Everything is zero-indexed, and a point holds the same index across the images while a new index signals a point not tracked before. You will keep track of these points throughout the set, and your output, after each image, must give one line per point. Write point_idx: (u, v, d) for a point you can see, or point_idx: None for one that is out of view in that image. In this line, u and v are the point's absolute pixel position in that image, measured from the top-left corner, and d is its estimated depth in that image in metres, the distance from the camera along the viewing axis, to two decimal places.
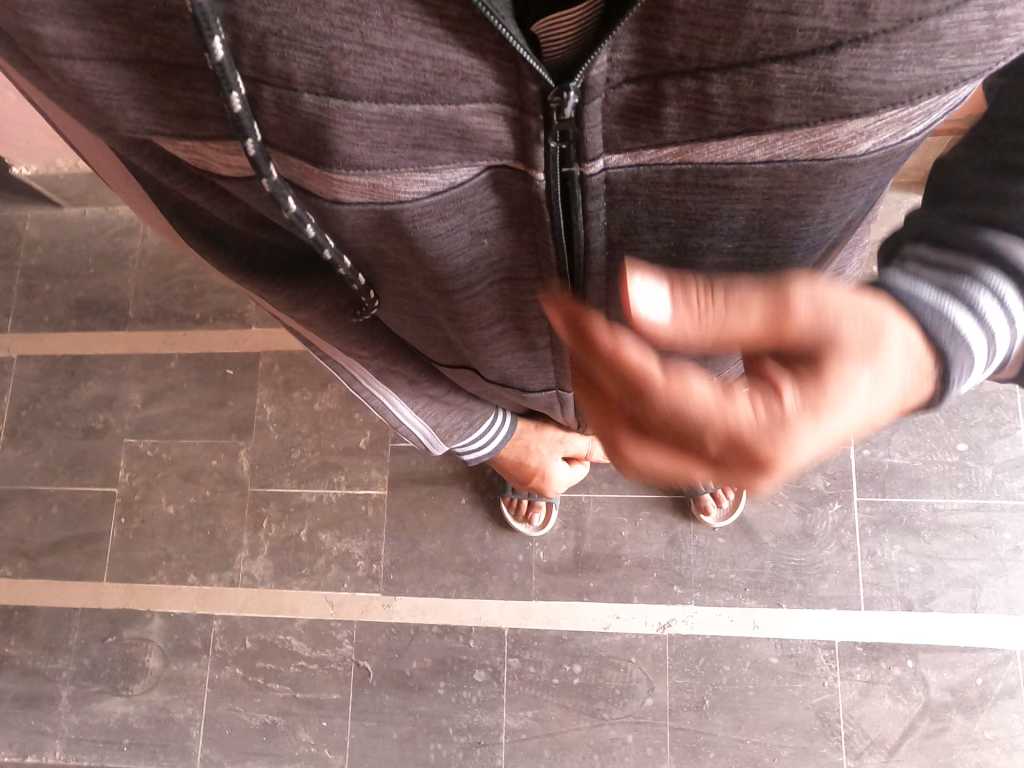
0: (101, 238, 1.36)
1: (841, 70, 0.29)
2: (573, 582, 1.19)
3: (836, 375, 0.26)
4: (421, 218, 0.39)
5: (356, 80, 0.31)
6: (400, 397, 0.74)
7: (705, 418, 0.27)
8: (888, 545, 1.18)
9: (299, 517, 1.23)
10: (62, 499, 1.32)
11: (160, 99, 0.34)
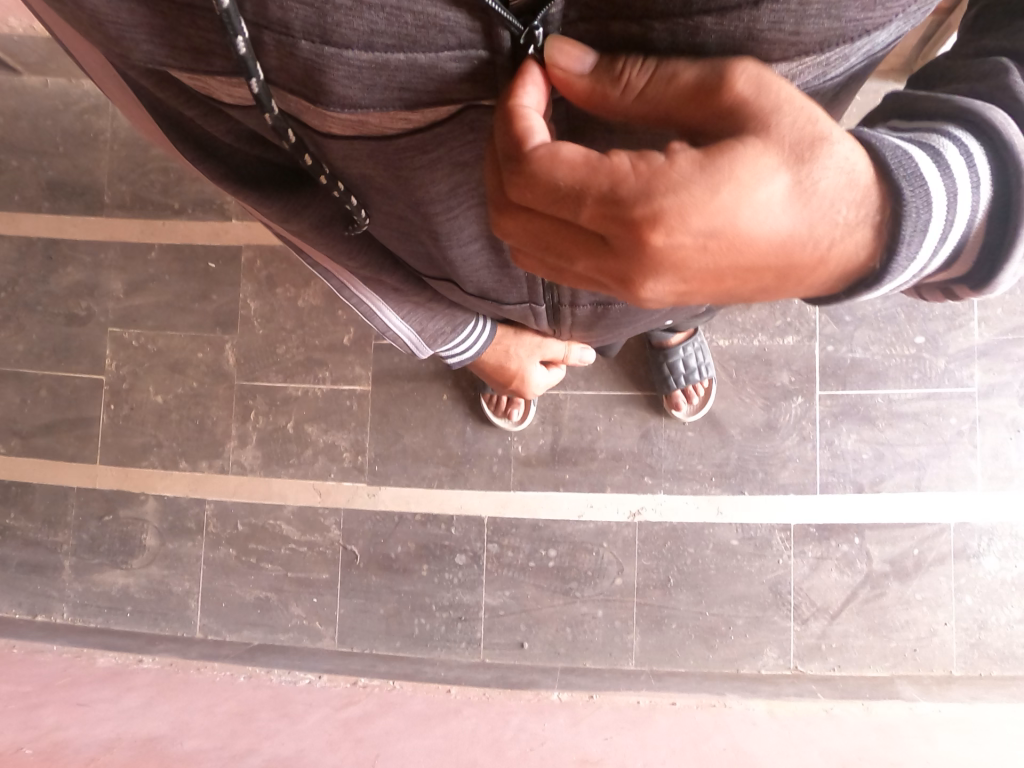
0: (67, 114, 1.30)
1: (764, 22, 0.32)
2: (549, 474, 1.24)
3: (736, 149, 0.29)
4: (411, 148, 0.42)
5: (346, 30, 0.33)
6: (386, 304, 0.76)
7: (584, 164, 0.30)
8: (845, 434, 1.23)
9: (286, 409, 1.26)
10: (50, 383, 1.33)
11: (171, 33, 0.36)
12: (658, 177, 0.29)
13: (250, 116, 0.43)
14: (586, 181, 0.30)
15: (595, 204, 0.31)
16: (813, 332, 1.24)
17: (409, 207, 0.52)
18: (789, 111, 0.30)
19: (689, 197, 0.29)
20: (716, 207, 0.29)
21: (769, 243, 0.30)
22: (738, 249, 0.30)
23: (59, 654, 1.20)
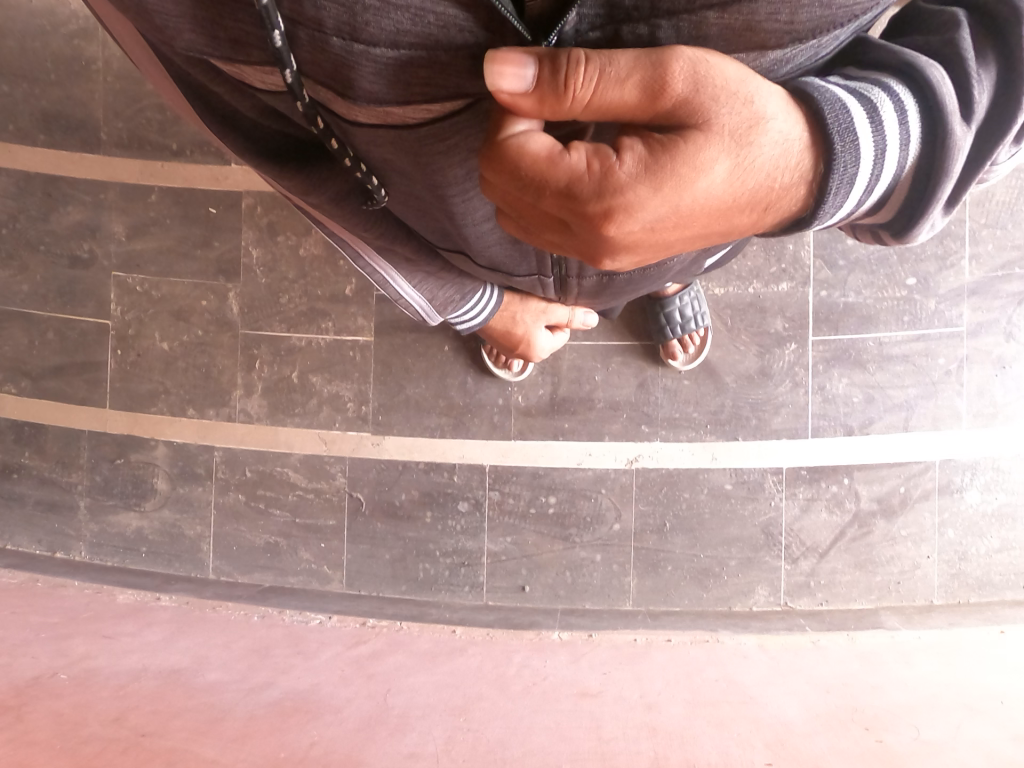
0: (56, 37, 1.27)
1: (760, 14, 0.37)
2: (549, 424, 1.26)
3: (683, 147, 0.36)
4: (429, 136, 0.46)
5: (374, 29, 0.37)
6: (400, 273, 0.82)
7: (559, 169, 0.36)
8: (836, 379, 1.24)
9: (290, 359, 1.27)
10: (57, 326, 1.35)
11: (210, 23, 0.40)
12: (613, 181, 0.36)
13: (279, 99, 0.47)
14: (557, 184, 0.37)
15: (563, 199, 0.37)
16: (806, 279, 1.23)
17: (424, 186, 0.56)
18: (723, 100, 0.35)
19: (639, 196, 0.36)
20: (663, 201, 0.36)
21: (709, 214, 0.38)
22: (683, 219, 0.38)
23: (82, 591, 1.26)
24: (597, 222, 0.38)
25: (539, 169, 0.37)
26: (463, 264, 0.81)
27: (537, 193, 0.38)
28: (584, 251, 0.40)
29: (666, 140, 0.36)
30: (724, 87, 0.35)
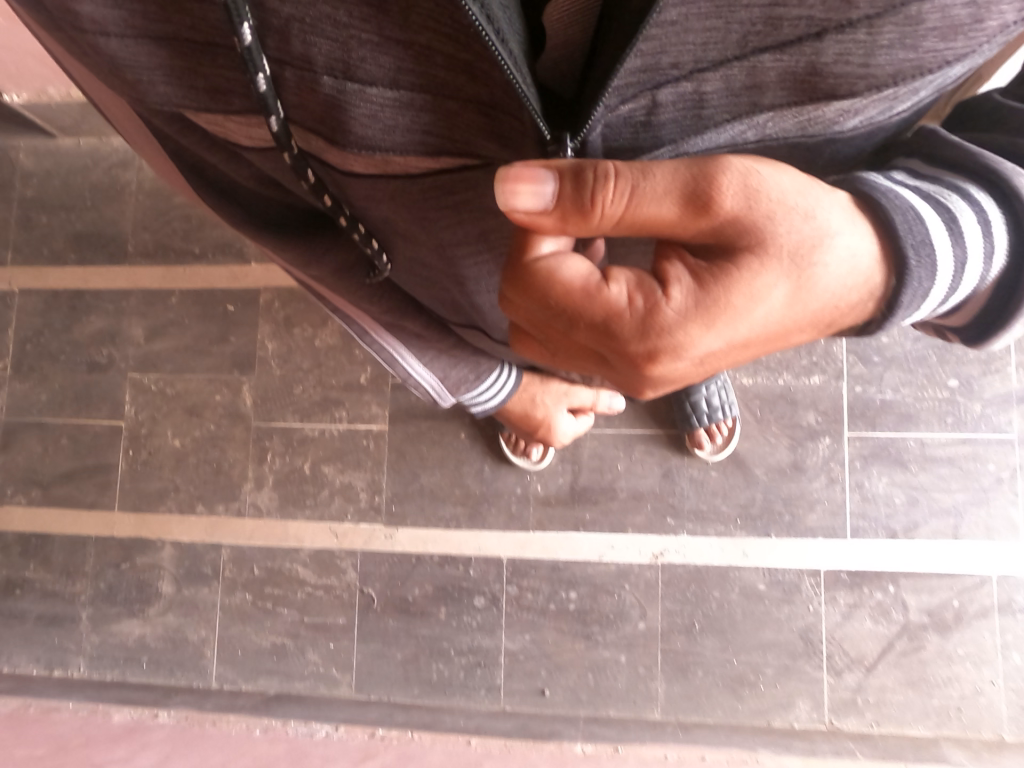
0: (97, 172, 1.34)
1: (827, 54, 0.36)
2: (569, 514, 1.22)
3: (735, 280, 0.35)
4: (430, 189, 0.46)
5: (371, 67, 0.37)
6: (409, 351, 0.78)
7: (595, 302, 0.37)
8: (876, 477, 1.21)
9: (302, 449, 1.26)
10: (71, 430, 1.34)
11: (188, 75, 0.39)
12: (657, 314, 0.36)
13: (269, 161, 0.47)
14: (595, 317, 0.37)
15: (604, 333, 0.38)
16: (840, 372, 1.23)
17: (437, 244, 0.55)
18: (777, 219, 0.35)
19: (686, 326, 0.36)
20: (712, 329, 0.36)
21: (765, 338, 0.37)
22: (735, 347, 0.37)
23: (76, 714, 1.20)
24: (641, 355, 0.37)
25: (575, 301, 0.37)
26: (477, 340, 0.80)
27: (575, 323, 0.38)
28: (627, 383, 0.40)
29: (713, 267, 0.35)
30: (775, 206, 0.35)
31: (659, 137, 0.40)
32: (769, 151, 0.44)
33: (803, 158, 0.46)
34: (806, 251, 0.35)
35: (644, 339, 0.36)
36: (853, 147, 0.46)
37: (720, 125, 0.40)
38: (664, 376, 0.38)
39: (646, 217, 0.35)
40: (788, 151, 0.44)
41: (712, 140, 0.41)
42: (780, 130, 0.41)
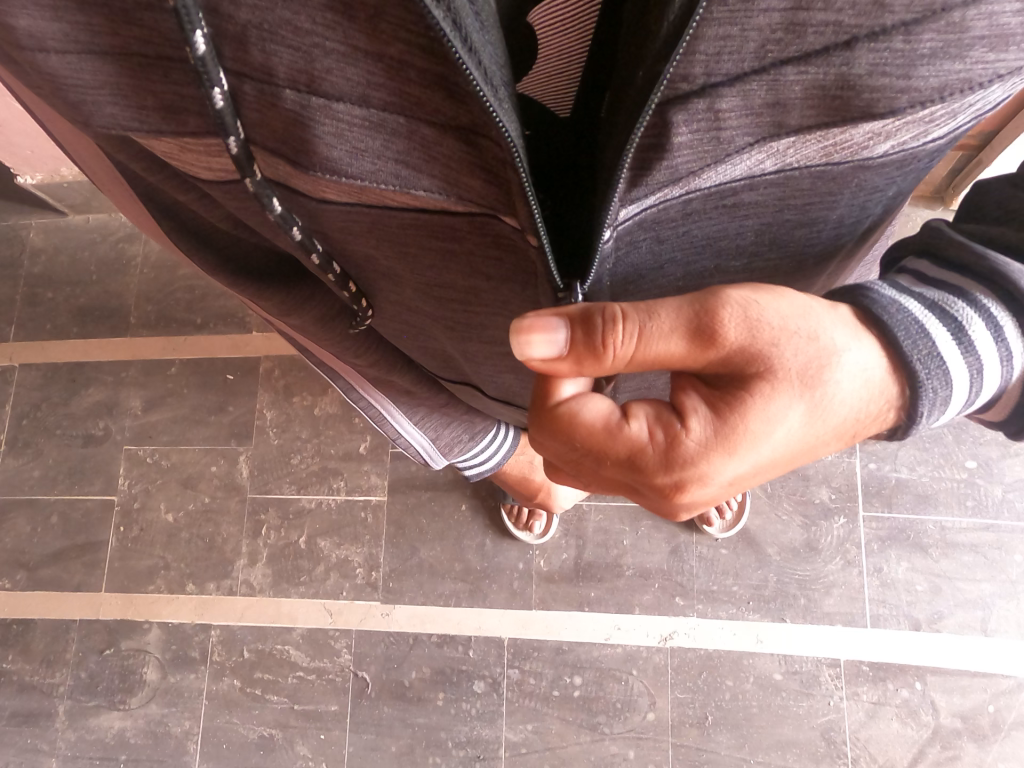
0: (103, 245, 1.36)
1: (859, 66, 0.29)
2: (573, 592, 1.18)
3: (751, 409, 0.33)
4: (413, 224, 0.39)
5: (337, 80, 0.30)
6: (400, 411, 0.75)
7: (618, 442, 0.35)
8: (895, 562, 1.17)
9: (299, 523, 1.23)
10: (61, 508, 1.29)
11: (139, 94, 0.32)
12: (678, 447, 0.34)
13: (232, 197, 0.40)
14: (621, 455, 0.36)
15: (630, 468, 0.36)
16: (853, 448, 1.21)
17: (424, 289, 0.49)
18: (782, 345, 0.33)
19: (710, 455, 0.34)
20: (736, 455, 0.34)
21: (792, 457, 0.36)
22: (769, 465, 0.36)
23: None
24: (671, 485, 0.36)
25: (597, 441, 0.36)
26: (472, 400, 0.77)
27: (600, 461, 0.37)
28: (661, 512, 0.39)
29: (727, 396, 0.34)
30: (782, 327, 0.33)
31: (673, 172, 0.32)
32: (791, 188, 0.36)
33: (833, 197, 0.38)
34: (824, 370, 0.33)
35: (670, 472, 0.35)
36: (883, 185, 0.39)
37: (740, 153, 0.32)
38: (700, 500, 0.37)
39: (651, 355, 0.33)
40: (818, 186, 0.37)
41: (729, 174, 0.34)
42: (804, 161, 0.34)
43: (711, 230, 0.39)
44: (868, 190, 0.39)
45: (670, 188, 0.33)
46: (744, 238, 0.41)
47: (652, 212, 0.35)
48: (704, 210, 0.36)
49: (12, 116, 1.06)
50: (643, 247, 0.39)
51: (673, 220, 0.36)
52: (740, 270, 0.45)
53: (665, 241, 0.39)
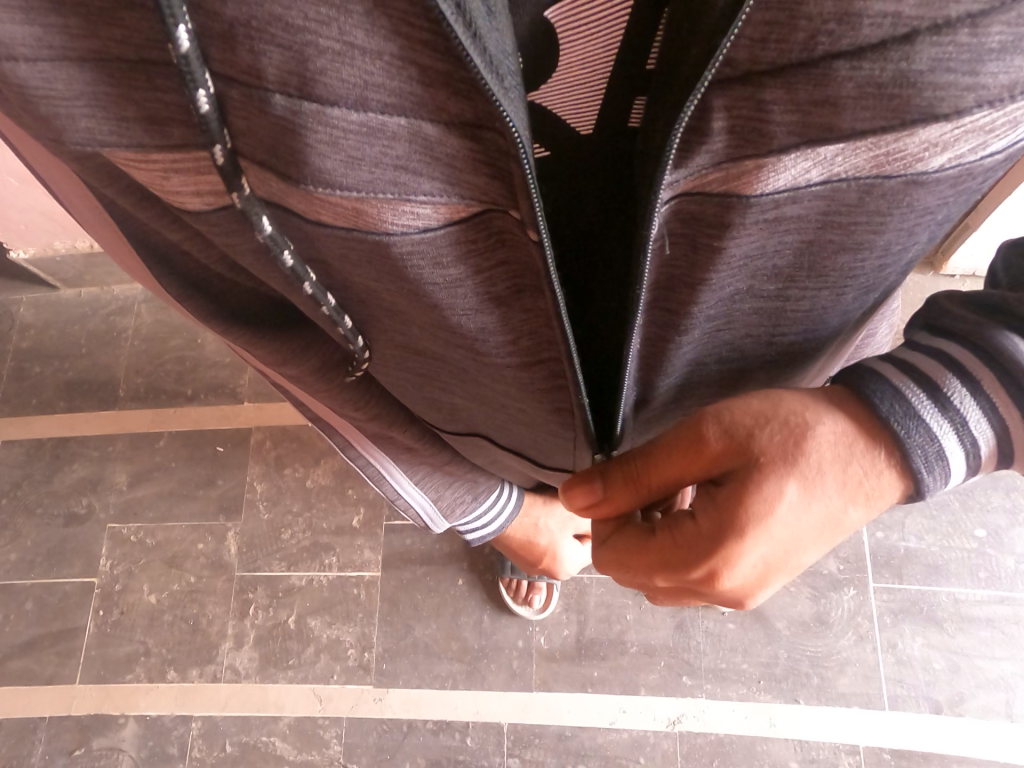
0: (94, 318, 1.36)
1: (921, 62, 0.26)
2: (575, 672, 1.12)
3: (747, 492, 0.34)
4: (413, 256, 0.32)
5: (333, 82, 0.24)
6: (400, 471, 0.72)
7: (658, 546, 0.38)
8: (910, 637, 1.13)
9: (287, 602, 1.17)
10: (37, 593, 1.22)
11: (116, 103, 0.27)
12: (698, 539, 0.35)
13: (217, 230, 0.34)
14: (662, 556, 0.38)
15: (671, 568, 0.37)
16: None
17: (430, 339, 0.44)
18: (761, 430, 0.34)
19: (731, 539, 0.34)
20: (760, 531, 0.34)
21: (814, 534, 0.34)
22: (808, 541, 0.34)
23: None
24: (711, 575, 0.35)
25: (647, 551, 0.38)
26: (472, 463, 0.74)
27: (654, 570, 0.39)
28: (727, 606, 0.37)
29: (726, 487, 0.34)
30: (760, 416, 0.34)
31: (715, 158, 0.29)
32: (836, 200, 0.33)
33: (882, 216, 0.35)
34: (809, 440, 0.33)
35: (701, 560, 0.35)
36: (936, 205, 0.35)
37: (785, 156, 0.29)
38: (753, 586, 0.36)
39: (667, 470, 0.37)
40: (865, 202, 0.33)
41: (773, 183, 0.31)
42: (851, 170, 0.31)
43: (748, 246, 0.36)
44: (919, 211, 0.35)
45: (708, 179, 0.30)
46: (777, 260, 0.38)
47: (688, 205, 0.32)
48: (743, 222, 0.33)
49: (14, 191, 1.08)
50: (675, 253, 0.37)
51: (712, 224, 0.34)
52: (764, 298, 0.42)
53: (700, 251, 0.36)
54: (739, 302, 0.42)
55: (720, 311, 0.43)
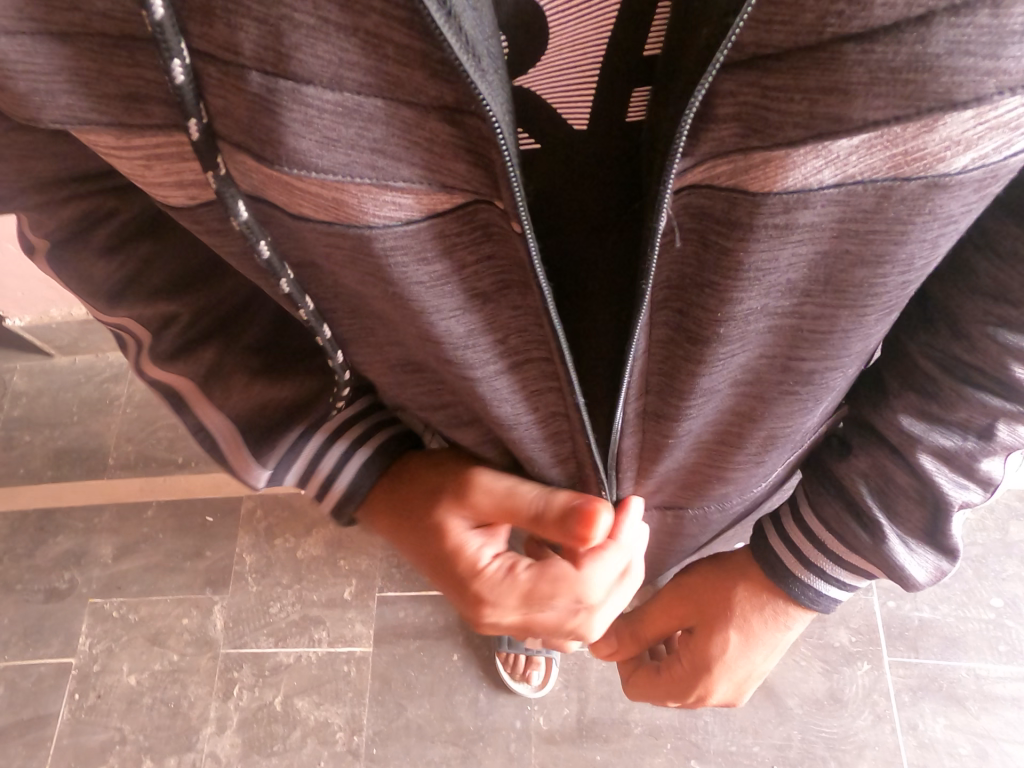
0: (87, 385, 1.36)
1: (936, 45, 0.24)
2: (577, 755, 1.05)
3: (706, 642, 0.56)
4: (395, 257, 0.31)
5: (308, 59, 0.24)
6: None
7: (669, 680, 0.60)
8: (931, 717, 1.07)
9: (274, 681, 1.11)
10: (11, 675, 1.16)
11: (99, 80, 0.27)
12: (692, 673, 0.58)
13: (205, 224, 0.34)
14: (674, 687, 0.60)
15: (681, 693, 0.59)
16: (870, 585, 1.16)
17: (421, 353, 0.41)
18: (701, 599, 0.57)
19: (704, 668, 0.57)
20: (723, 666, 0.56)
21: (763, 655, 0.56)
22: (759, 659, 0.56)
23: None
24: (703, 691, 0.58)
25: (665, 683, 0.61)
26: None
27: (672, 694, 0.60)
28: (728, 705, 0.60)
29: (695, 637, 0.57)
30: (702, 589, 0.58)
31: (721, 145, 0.28)
32: (852, 203, 0.30)
33: (903, 226, 0.32)
34: (732, 602, 0.55)
35: (695, 687, 0.58)
36: (959, 211, 0.31)
37: (794, 148, 0.27)
38: (736, 694, 0.58)
39: (659, 625, 0.61)
40: (883, 208, 0.31)
41: (781, 178, 0.29)
42: (867, 169, 0.29)
43: (757, 257, 0.33)
44: (942, 222, 0.32)
45: (712, 172, 0.29)
46: (786, 277, 0.35)
47: (697, 195, 0.31)
48: (751, 224, 0.31)
49: (16, 256, 1.09)
50: (683, 253, 0.35)
51: (721, 220, 0.31)
52: (776, 322, 0.39)
53: (709, 250, 0.33)
54: (755, 325, 0.38)
55: (731, 338, 0.39)
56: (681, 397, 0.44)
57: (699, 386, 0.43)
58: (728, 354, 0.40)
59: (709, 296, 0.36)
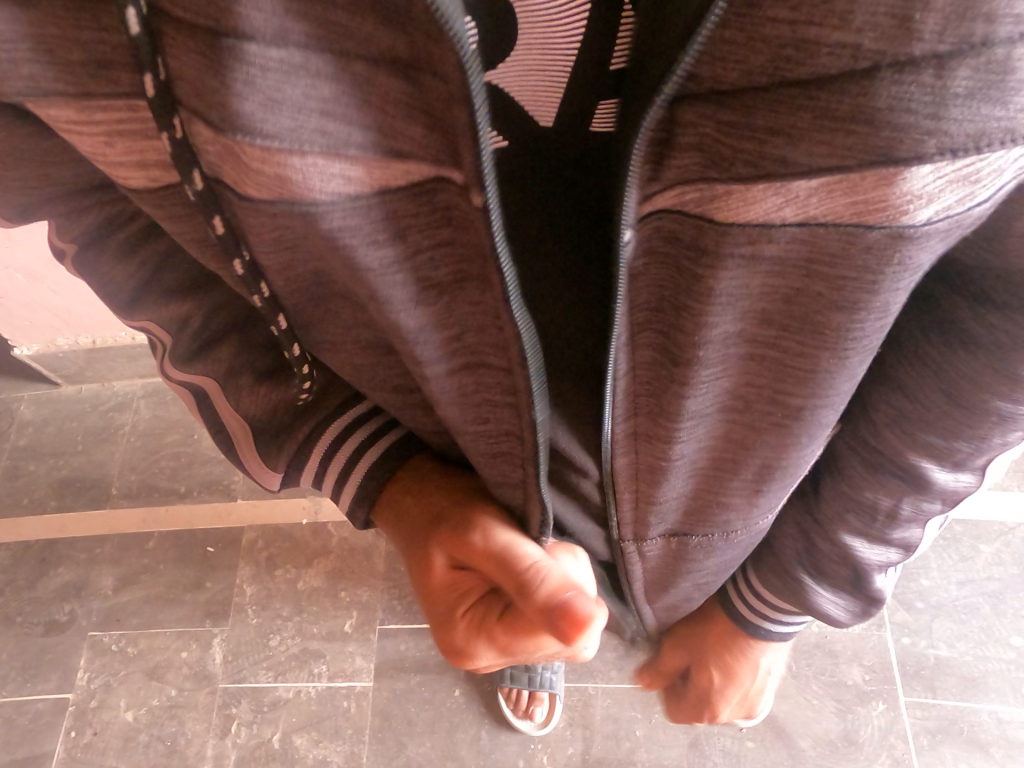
0: (93, 415, 1.37)
1: (880, 99, 0.24)
2: None
3: (702, 680, 0.70)
4: (345, 236, 0.31)
5: (250, 14, 0.24)
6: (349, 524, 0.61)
7: (689, 712, 0.74)
8: (951, 761, 1.03)
9: (272, 718, 1.09)
10: (8, 711, 1.14)
11: (60, 48, 0.29)
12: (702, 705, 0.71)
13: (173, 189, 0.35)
14: (693, 714, 0.73)
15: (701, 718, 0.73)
16: (881, 621, 1.14)
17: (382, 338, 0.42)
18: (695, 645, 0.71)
19: (709, 700, 0.70)
20: (722, 695, 0.69)
21: (754, 681, 0.68)
22: (749, 686, 0.68)
23: None
24: (715, 715, 0.71)
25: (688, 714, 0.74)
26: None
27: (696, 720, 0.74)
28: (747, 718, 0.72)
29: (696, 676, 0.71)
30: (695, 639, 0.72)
31: (681, 172, 0.28)
32: (818, 243, 0.30)
33: (873, 274, 0.31)
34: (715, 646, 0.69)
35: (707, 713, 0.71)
36: (927, 259, 0.31)
37: (748, 186, 0.28)
38: (746, 709, 0.71)
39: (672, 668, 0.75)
40: (849, 255, 0.30)
41: (743, 212, 0.29)
42: (830, 212, 0.28)
43: (726, 286, 0.33)
44: (909, 269, 0.31)
45: (677, 198, 0.29)
46: (755, 305, 0.34)
47: (668, 220, 0.31)
48: (718, 254, 0.31)
49: (30, 285, 1.12)
50: (657, 282, 0.34)
51: (691, 248, 0.31)
52: (753, 351, 0.38)
53: (683, 278, 0.33)
54: (731, 352, 0.38)
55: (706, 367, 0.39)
56: (665, 427, 0.43)
57: (678, 412, 0.42)
58: (703, 380, 0.39)
59: (686, 320, 0.35)
